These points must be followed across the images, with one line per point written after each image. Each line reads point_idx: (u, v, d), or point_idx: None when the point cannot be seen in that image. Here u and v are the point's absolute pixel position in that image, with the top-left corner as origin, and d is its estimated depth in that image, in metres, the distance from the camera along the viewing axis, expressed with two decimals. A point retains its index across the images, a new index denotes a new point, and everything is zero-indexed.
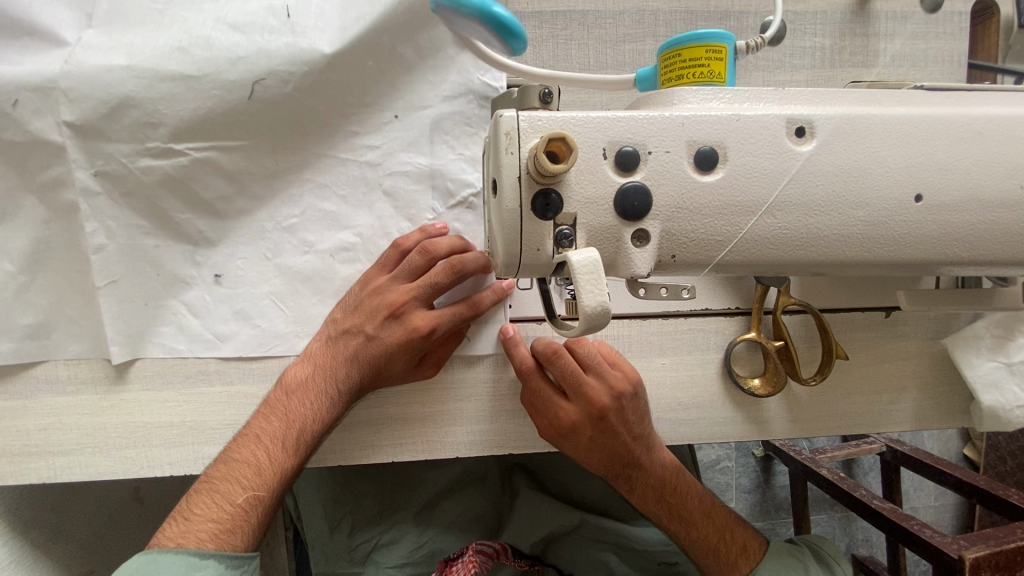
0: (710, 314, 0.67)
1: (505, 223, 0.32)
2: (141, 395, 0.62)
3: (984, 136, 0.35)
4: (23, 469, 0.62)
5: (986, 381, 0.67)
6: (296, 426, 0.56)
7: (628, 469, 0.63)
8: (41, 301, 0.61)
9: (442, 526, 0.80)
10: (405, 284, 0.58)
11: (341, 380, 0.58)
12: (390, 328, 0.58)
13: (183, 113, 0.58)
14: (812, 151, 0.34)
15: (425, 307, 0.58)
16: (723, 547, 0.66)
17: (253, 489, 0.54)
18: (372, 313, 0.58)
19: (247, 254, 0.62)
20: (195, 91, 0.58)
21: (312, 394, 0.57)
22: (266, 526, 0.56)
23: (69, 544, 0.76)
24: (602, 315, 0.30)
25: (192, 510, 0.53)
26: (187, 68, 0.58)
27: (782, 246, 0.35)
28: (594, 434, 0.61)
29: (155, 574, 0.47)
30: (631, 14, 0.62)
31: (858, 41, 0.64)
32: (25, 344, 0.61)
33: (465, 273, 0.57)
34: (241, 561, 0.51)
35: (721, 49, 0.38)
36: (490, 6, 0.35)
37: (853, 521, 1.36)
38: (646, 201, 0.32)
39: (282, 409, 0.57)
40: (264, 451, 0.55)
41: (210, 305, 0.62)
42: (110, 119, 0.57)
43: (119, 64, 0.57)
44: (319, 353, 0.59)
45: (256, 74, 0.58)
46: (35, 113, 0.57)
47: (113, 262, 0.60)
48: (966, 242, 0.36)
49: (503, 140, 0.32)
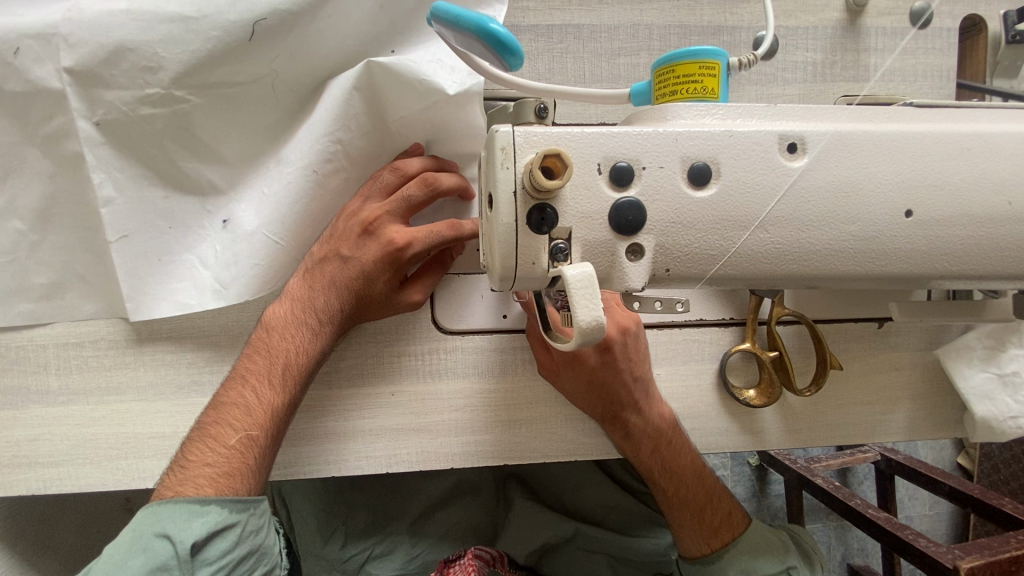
0: (706, 326, 0.67)
1: (501, 237, 0.32)
2: (133, 406, 0.62)
3: (972, 153, 0.35)
4: (12, 480, 0.62)
5: (978, 392, 0.68)
6: (283, 360, 0.57)
7: (624, 411, 0.64)
8: (51, 256, 0.60)
9: (436, 537, 0.80)
10: (379, 203, 0.58)
11: (322, 310, 0.57)
12: (367, 249, 0.57)
13: (182, 55, 0.55)
14: (803, 167, 0.34)
15: (401, 222, 0.58)
16: (707, 513, 0.69)
17: (245, 430, 0.55)
18: (346, 236, 0.58)
19: (252, 204, 0.60)
20: (195, 32, 0.55)
21: (293, 328, 0.58)
22: (268, 471, 0.57)
23: (57, 554, 0.76)
24: (596, 330, 0.29)
25: (187, 458, 0.53)
26: (185, 9, 0.55)
27: (776, 259, 0.35)
28: (599, 367, 0.62)
29: (158, 522, 0.49)
30: (627, 28, 0.63)
31: (849, 56, 0.66)
32: (43, 305, 0.61)
33: (439, 188, 0.57)
34: (243, 505, 0.52)
35: (714, 66, 0.38)
36: (487, 23, 0.35)
37: (849, 530, 1.36)
38: (640, 216, 0.32)
39: (266, 348, 0.57)
40: (252, 392, 0.56)
41: (218, 253, 0.60)
42: (110, 64, 0.55)
43: (120, 8, 0.55)
44: (298, 289, 0.59)
45: (259, 10, 0.55)
46: (37, 60, 0.55)
47: (124, 216, 0.58)
48: (956, 256, 0.36)
49: (498, 155, 0.32)
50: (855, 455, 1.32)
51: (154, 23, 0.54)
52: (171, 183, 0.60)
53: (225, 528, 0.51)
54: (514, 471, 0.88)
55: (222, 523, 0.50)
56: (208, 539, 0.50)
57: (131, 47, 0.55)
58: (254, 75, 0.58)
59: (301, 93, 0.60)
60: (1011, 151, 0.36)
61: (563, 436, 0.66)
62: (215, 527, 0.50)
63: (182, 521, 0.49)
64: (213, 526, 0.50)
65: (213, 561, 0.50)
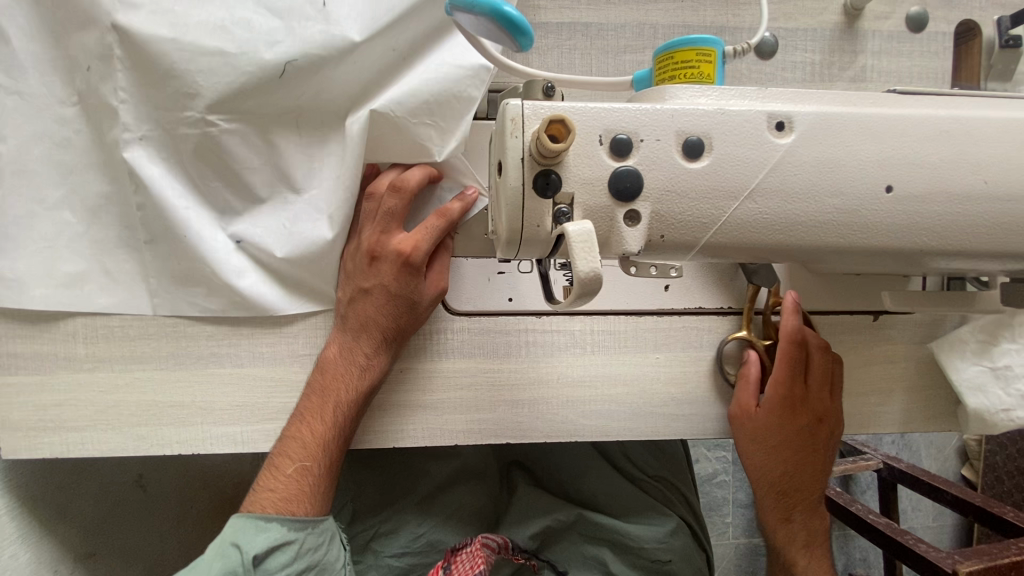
0: (703, 314, 0.70)
1: (509, 200, 0.35)
2: (154, 375, 0.65)
3: (950, 135, 0.38)
4: (37, 443, 0.65)
5: (970, 384, 0.69)
6: (335, 399, 0.61)
7: (826, 426, 0.68)
8: (83, 253, 0.63)
9: (441, 517, 0.82)
10: (373, 227, 0.61)
11: (366, 347, 0.62)
12: (380, 271, 0.61)
13: (219, 86, 0.58)
14: (790, 144, 0.37)
15: (397, 235, 0.61)
16: (813, 541, 0.73)
17: (302, 461, 0.61)
18: (360, 268, 0.62)
19: (269, 227, 0.63)
20: (232, 67, 0.57)
21: (346, 368, 0.61)
22: (329, 491, 0.63)
23: (72, 523, 0.78)
24: (594, 280, 0.32)
25: (262, 481, 0.61)
26: (227, 45, 0.57)
27: (763, 229, 0.37)
28: (818, 393, 0.67)
29: (233, 535, 0.57)
30: (633, 27, 0.67)
31: (847, 57, 0.69)
32: (59, 293, 0.62)
33: (409, 189, 0.60)
34: (302, 525, 0.60)
35: (711, 54, 0.41)
36: (501, 5, 0.38)
37: (851, 539, 1.36)
38: (637, 183, 0.35)
39: (320, 386, 0.62)
40: (307, 426, 0.61)
41: (238, 266, 0.63)
42: (146, 77, 0.58)
43: (163, 35, 0.57)
44: (347, 328, 0.63)
45: (289, 54, 0.58)
46: (97, 79, 0.59)
47: (152, 220, 0.62)
48: (934, 232, 0.39)
49: (508, 126, 0.35)
50: (858, 462, 1.33)
51: (191, 52, 0.57)
52: (195, 195, 0.62)
53: (284, 543, 0.58)
54: (516, 457, 0.90)
55: (281, 539, 0.58)
56: (269, 552, 0.58)
57: (165, 65, 0.57)
58: (283, 108, 0.61)
59: (327, 122, 0.63)
60: (987, 133, 0.38)
61: (564, 417, 0.69)
62: (275, 541, 0.58)
63: (249, 534, 0.58)
64: (272, 541, 0.58)
65: (275, 570, 0.58)
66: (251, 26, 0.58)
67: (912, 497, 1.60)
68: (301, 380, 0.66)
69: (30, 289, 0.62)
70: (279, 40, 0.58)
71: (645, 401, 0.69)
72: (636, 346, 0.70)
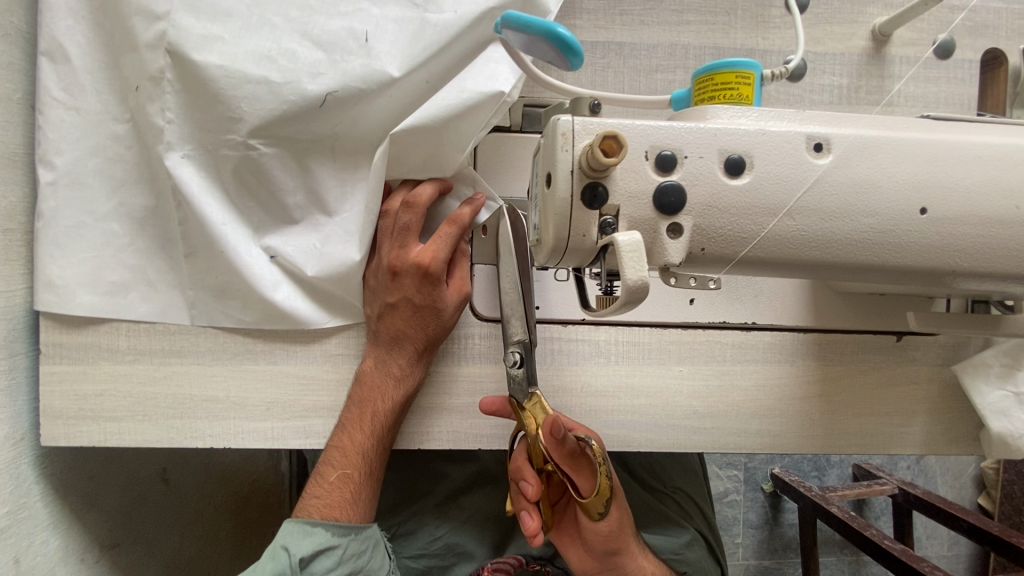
0: (727, 328, 0.71)
1: (557, 210, 0.37)
2: (192, 368, 0.67)
3: (983, 160, 0.39)
4: (75, 431, 0.67)
5: (994, 408, 0.70)
6: (370, 408, 0.63)
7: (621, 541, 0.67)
8: (131, 260, 0.65)
9: (458, 521, 0.84)
10: (391, 245, 0.64)
11: (398, 358, 0.64)
12: (403, 286, 0.63)
13: (262, 112, 0.60)
14: (829, 164, 0.38)
15: (415, 248, 0.63)
16: None
17: (343, 469, 0.64)
18: (383, 284, 0.64)
19: (299, 246, 0.65)
20: (276, 94, 0.60)
21: (379, 379, 0.63)
22: (372, 495, 0.67)
23: (100, 513, 0.80)
24: (641, 289, 0.33)
25: (312, 491, 0.65)
26: (272, 74, 0.60)
27: (801, 245, 0.38)
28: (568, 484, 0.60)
29: (283, 536, 0.61)
30: (665, 48, 0.69)
31: (873, 82, 0.71)
32: (105, 301, 0.65)
33: (421, 205, 0.63)
34: (346, 531, 0.64)
35: (750, 76, 0.43)
36: (555, 27, 0.41)
37: (865, 567, 1.34)
38: (681, 198, 0.37)
39: (354, 397, 0.64)
40: (346, 437, 0.64)
41: (272, 280, 0.65)
42: (195, 88, 0.60)
43: (212, 61, 0.59)
44: (375, 342, 0.65)
45: (330, 85, 0.60)
46: (146, 99, 0.61)
47: (194, 234, 0.64)
48: (965, 253, 0.40)
49: (559, 140, 0.37)
50: (873, 487, 1.33)
51: (237, 76, 0.59)
52: (239, 208, 0.64)
53: (328, 548, 0.62)
54: None
55: (327, 543, 0.62)
56: (315, 555, 0.61)
57: (215, 85, 0.59)
58: (319, 135, 0.63)
59: (360, 148, 0.65)
60: (1020, 159, 0.39)
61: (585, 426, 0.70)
62: (322, 545, 0.61)
63: (297, 537, 0.61)
64: (318, 545, 0.61)
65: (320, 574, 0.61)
66: (296, 57, 0.60)
67: (926, 525, 1.59)
68: (332, 379, 0.68)
69: (83, 293, 0.65)
70: (321, 72, 0.60)
71: (667, 413, 0.70)
72: (659, 358, 0.71)
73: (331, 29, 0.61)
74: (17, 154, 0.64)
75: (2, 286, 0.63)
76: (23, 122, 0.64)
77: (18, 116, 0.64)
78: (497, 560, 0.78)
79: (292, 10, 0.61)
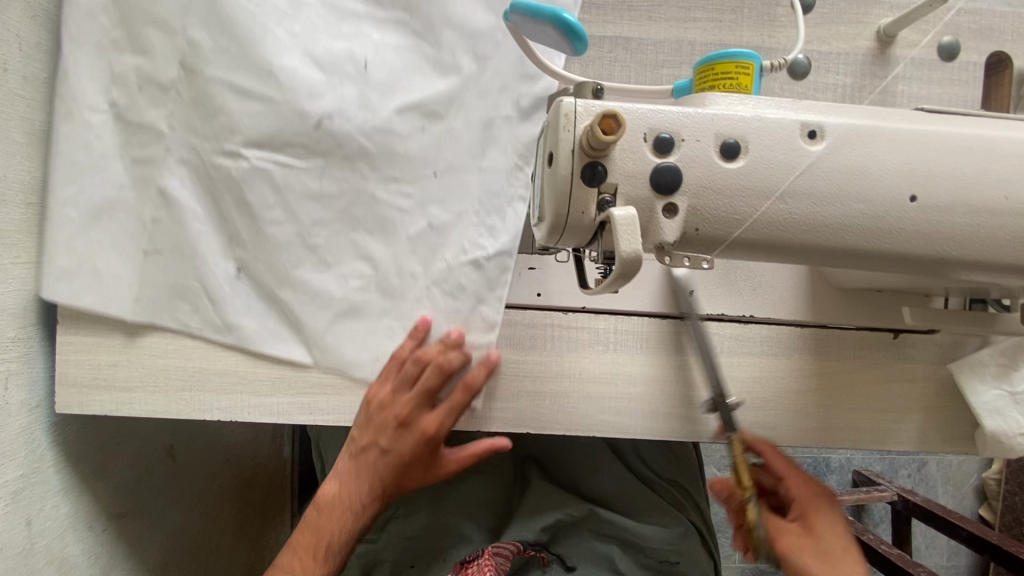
0: (725, 321, 0.72)
1: (558, 187, 0.38)
2: (203, 343, 0.69)
3: (973, 151, 0.40)
4: (89, 400, 0.69)
5: (990, 407, 0.71)
6: (325, 539, 0.66)
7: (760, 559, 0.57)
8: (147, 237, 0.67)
9: (455, 505, 0.86)
10: (402, 393, 0.67)
11: (360, 514, 0.68)
12: (399, 440, 0.67)
13: (261, 128, 0.66)
14: (822, 151, 0.39)
15: (427, 411, 0.68)
16: None
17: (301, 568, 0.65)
18: (383, 429, 0.67)
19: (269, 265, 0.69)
20: (276, 114, 0.66)
21: (338, 510, 0.68)
22: None
23: (108, 485, 0.81)
24: (634, 261, 0.35)
25: None
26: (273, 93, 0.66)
27: (793, 228, 0.40)
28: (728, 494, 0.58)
29: None
30: (672, 43, 0.70)
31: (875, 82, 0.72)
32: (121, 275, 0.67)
33: (449, 369, 0.66)
34: None
35: (749, 66, 0.45)
36: (561, 13, 0.42)
37: None
38: (677, 179, 0.38)
39: (317, 525, 0.68)
40: (300, 562, 0.66)
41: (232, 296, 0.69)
42: None
43: (220, 78, 0.65)
44: (348, 466, 0.69)
45: (328, 109, 0.67)
46: None
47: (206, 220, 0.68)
48: (954, 241, 0.41)
49: (562, 120, 0.38)
50: (872, 493, 1.34)
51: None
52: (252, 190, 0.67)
53: None
54: (528, 453, 0.93)
55: None
56: None
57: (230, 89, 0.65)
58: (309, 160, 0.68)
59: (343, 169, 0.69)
60: (1010, 151, 0.40)
61: (582, 412, 0.71)
62: None
63: None
64: None
65: None
66: (296, 75, 0.66)
67: (926, 533, 1.59)
68: (336, 357, 0.69)
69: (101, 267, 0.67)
70: (320, 94, 0.67)
71: (664, 402, 0.72)
72: (658, 348, 0.72)
73: (334, 51, 0.68)
74: (38, 131, 0.65)
75: (24, 258, 0.65)
76: (45, 100, 0.66)
77: (39, 93, 0.65)
78: (497, 545, 0.78)
79: (301, 32, 0.67)
